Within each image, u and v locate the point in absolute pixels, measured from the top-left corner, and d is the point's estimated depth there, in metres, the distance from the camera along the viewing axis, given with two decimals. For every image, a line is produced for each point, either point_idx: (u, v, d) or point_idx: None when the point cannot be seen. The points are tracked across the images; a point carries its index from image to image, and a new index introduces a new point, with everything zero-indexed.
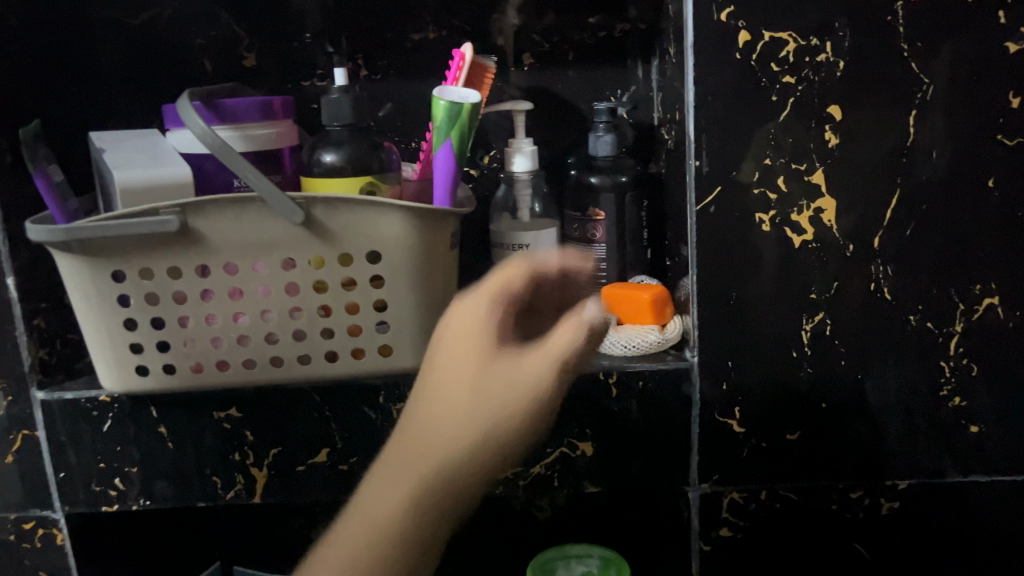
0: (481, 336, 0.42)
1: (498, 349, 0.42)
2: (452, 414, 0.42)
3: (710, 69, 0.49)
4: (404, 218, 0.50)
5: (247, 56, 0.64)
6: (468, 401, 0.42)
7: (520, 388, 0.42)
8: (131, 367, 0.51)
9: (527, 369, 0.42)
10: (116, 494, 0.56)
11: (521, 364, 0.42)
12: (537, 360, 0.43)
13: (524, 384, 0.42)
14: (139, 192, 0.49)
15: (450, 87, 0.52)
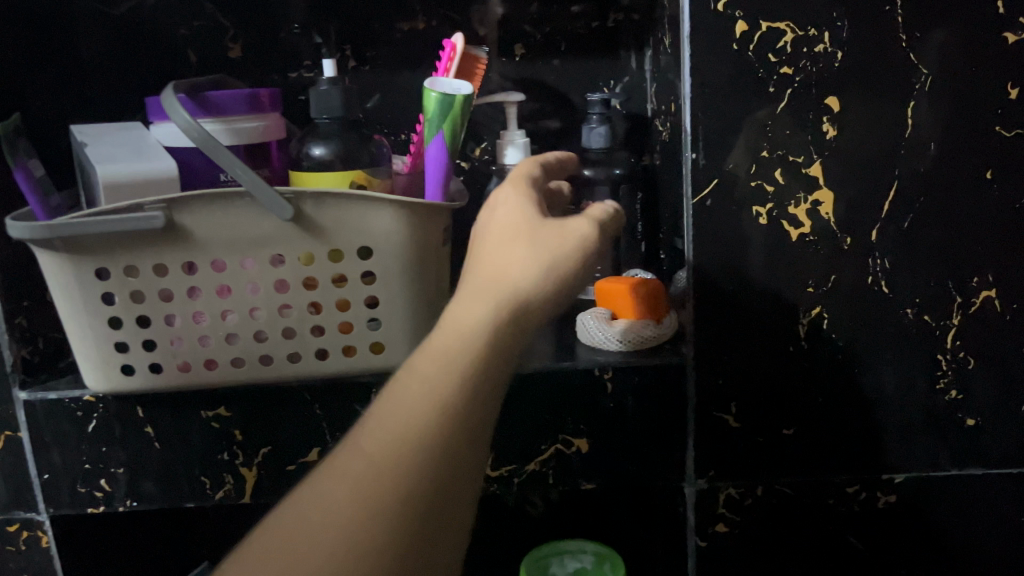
0: (528, 213, 0.40)
1: (541, 217, 0.40)
2: (498, 274, 0.38)
3: (707, 60, 0.49)
4: (396, 214, 0.49)
5: (233, 47, 0.62)
6: (523, 255, 0.38)
7: (572, 239, 0.39)
8: (117, 366, 0.50)
9: (577, 225, 0.39)
10: (102, 496, 0.55)
11: (568, 223, 0.40)
12: (579, 221, 0.40)
13: (572, 246, 0.39)
14: (122, 187, 0.48)
15: (441, 77, 0.50)
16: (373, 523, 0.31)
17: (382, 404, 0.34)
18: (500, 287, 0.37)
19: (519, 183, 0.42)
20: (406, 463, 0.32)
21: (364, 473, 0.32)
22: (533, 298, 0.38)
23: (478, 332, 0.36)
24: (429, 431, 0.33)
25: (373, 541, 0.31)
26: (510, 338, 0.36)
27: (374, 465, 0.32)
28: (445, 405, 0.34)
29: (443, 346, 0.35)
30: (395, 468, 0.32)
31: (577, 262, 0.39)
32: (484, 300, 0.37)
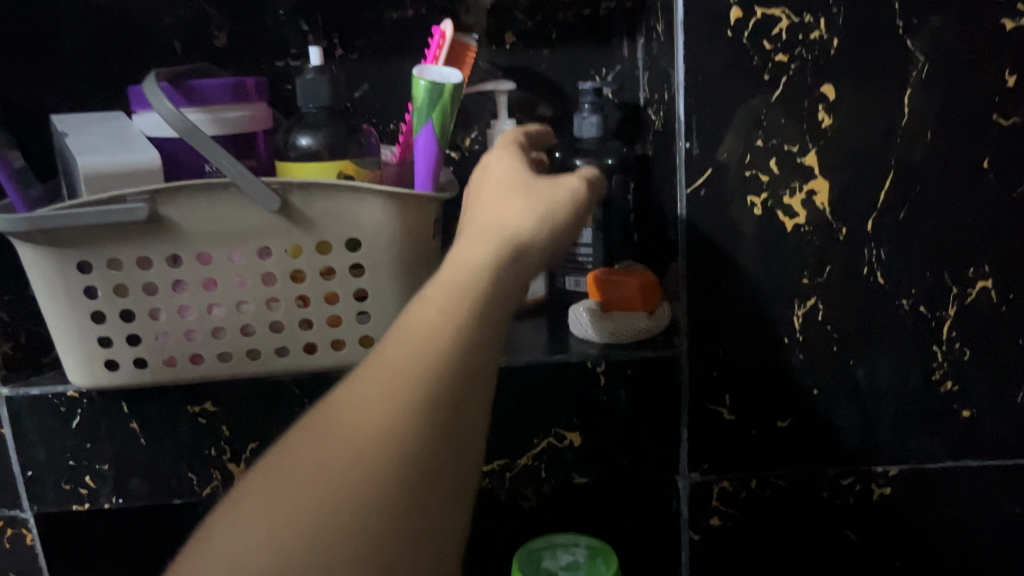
0: (522, 169, 0.42)
1: (533, 172, 0.42)
2: (498, 217, 0.39)
3: (702, 47, 0.48)
4: (386, 205, 0.48)
5: (219, 36, 0.61)
6: (520, 199, 0.40)
7: (564, 190, 0.40)
8: (101, 361, 0.49)
9: (567, 180, 0.41)
10: (87, 493, 0.54)
11: (559, 178, 0.41)
12: (569, 178, 0.42)
13: (564, 196, 0.40)
14: (105, 178, 0.47)
15: (430, 65, 0.49)
16: (374, 467, 0.29)
17: (377, 356, 0.32)
18: (501, 227, 0.38)
19: (511, 146, 0.44)
20: (406, 407, 0.30)
21: (361, 419, 0.30)
22: (535, 236, 0.38)
23: (481, 272, 0.36)
24: (429, 376, 0.31)
25: (378, 477, 0.29)
26: (514, 275, 0.36)
27: (372, 411, 0.30)
28: (446, 348, 0.32)
29: (443, 291, 0.34)
30: (399, 404, 0.30)
31: (573, 208, 0.40)
32: (488, 238, 0.38)
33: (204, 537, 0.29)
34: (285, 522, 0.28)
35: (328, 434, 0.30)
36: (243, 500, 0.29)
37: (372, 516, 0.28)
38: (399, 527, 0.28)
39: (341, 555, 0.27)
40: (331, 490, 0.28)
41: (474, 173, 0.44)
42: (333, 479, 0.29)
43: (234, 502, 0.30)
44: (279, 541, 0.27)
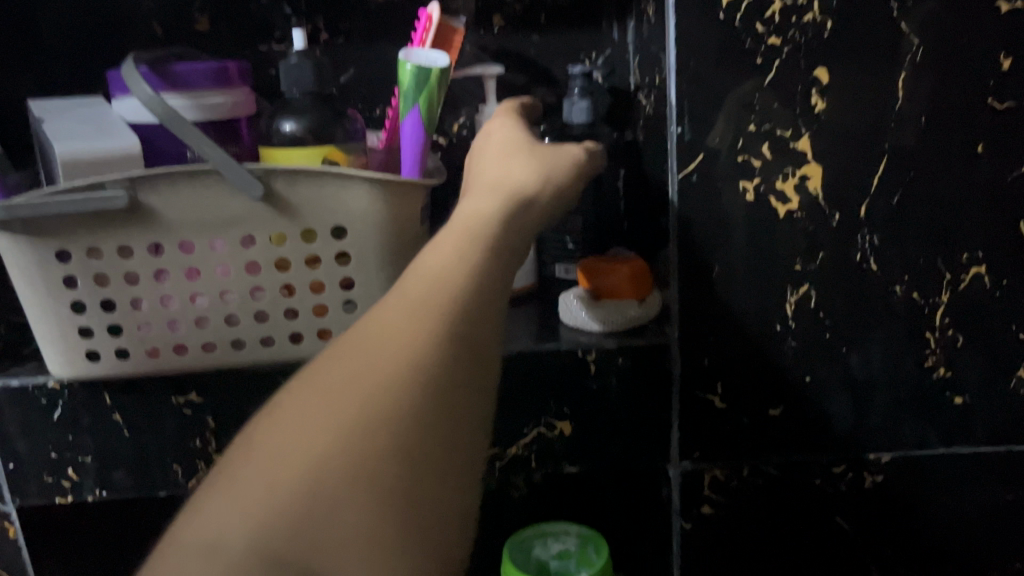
0: (522, 135, 0.45)
1: (534, 140, 0.45)
2: (505, 173, 0.41)
3: (693, 30, 0.47)
4: (372, 192, 0.47)
5: (200, 19, 0.60)
6: (522, 159, 0.42)
7: (567, 155, 0.44)
8: (82, 352, 0.48)
9: (570, 147, 0.45)
10: (70, 485, 0.53)
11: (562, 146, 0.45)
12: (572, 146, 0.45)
13: (567, 160, 0.43)
14: (83, 165, 0.45)
15: (416, 49, 0.48)
16: (405, 385, 0.28)
17: (394, 297, 0.32)
18: (507, 182, 0.41)
19: (511, 117, 0.47)
20: (431, 333, 0.30)
21: (388, 340, 0.30)
22: (539, 190, 0.41)
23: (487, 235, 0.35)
24: (452, 311, 0.31)
25: (405, 386, 0.28)
26: (522, 226, 0.38)
27: (399, 338, 0.30)
28: (466, 288, 0.32)
29: (454, 239, 0.35)
30: (421, 324, 0.30)
31: (572, 173, 0.43)
32: (494, 190, 0.40)
33: (230, 461, 0.28)
34: (319, 440, 0.27)
35: (354, 358, 0.29)
36: (270, 423, 0.28)
37: (399, 425, 0.27)
38: (432, 449, 0.28)
39: (374, 471, 0.26)
40: (360, 402, 0.28)
41: (476, 141, 0.46)
42: (365, 398, 0.28)
43: (260, 425, 0.29)
44: (314, 455, 0.26)
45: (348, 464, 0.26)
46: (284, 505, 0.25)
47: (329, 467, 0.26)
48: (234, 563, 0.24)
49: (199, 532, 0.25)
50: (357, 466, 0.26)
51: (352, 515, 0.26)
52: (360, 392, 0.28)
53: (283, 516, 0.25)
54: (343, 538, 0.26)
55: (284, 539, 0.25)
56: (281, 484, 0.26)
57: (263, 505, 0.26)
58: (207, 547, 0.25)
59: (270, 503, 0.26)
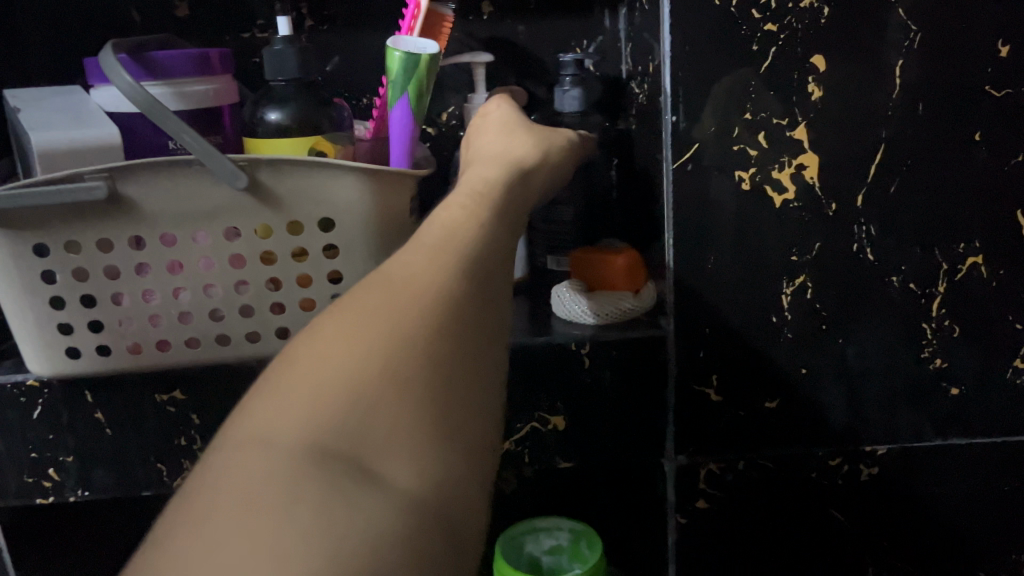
0: (518, 118, 0.47)
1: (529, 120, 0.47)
2: (505, 148, 0.43)
3: (688, 16, 0.46)
4: (360, 183, 0.45)
5: (180, 5, 0.58)
6: (521, 139, 0.44)
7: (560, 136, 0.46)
8: (61, 349, 0.47)
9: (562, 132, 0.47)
10: (51, 486, 0.52)
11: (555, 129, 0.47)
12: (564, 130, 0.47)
13: (560, 141, 0.45)
14: (60, 156, 0.44)
15: (405, 36, 0.47)
16: (430, 317, 0.29)
17: (403, 253, 0.33)
18: (510, 155, 0.42)
19: (506, 100, 0.49)
20: (447, 279, 0.31)
21: (415, 275, 0.31)
22: (538, 165, 0.42)
23: (478, 224, 0.34)
24: (462, 263, 0.32)
25: (440, 311, 0.29)
26: (522, 197, 0.40)
27: (418, 278, 0.31)
28: (470, 252, 0.33)
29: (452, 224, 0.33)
30: (446, 261, 0.32)
31: (565, 152, 0.45)
32: (498, 161, 0.41)
33: (261, 384, 0.28)
34: (363, 347, 0.27)
35: (377, 295, 0.30)
36: (300, 350, 0.28)
37: (437, 342, 0.28)
38: (459, 374, 0.28)
39: (417, 376, 0.27)
40: (396, 322, 0.28)
41: (472, 121, 0.48)
42: (395, 326, 0.28)
43: (289, 353, 0.28)
44: (353, 366, 0.27)
45: (388, 375, 0.27)
46: (331, 406, 0.25)
47: (371, 377, 0.26)
48: (289, 454, 0.24)
49: (244, 436, 0.25)
50: (395, 377, 0.27)
51: (397, 421, 0.26)
52: (387, 320, 0.28)
53: (333, 416, 0.25)
54: (391, 440, 0.25)
55: (336, 436, 0.25)
56: (325, 389, 0.26)
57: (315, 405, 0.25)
58: (258, 443, 0.24)
59: (317, 406, 0.25)
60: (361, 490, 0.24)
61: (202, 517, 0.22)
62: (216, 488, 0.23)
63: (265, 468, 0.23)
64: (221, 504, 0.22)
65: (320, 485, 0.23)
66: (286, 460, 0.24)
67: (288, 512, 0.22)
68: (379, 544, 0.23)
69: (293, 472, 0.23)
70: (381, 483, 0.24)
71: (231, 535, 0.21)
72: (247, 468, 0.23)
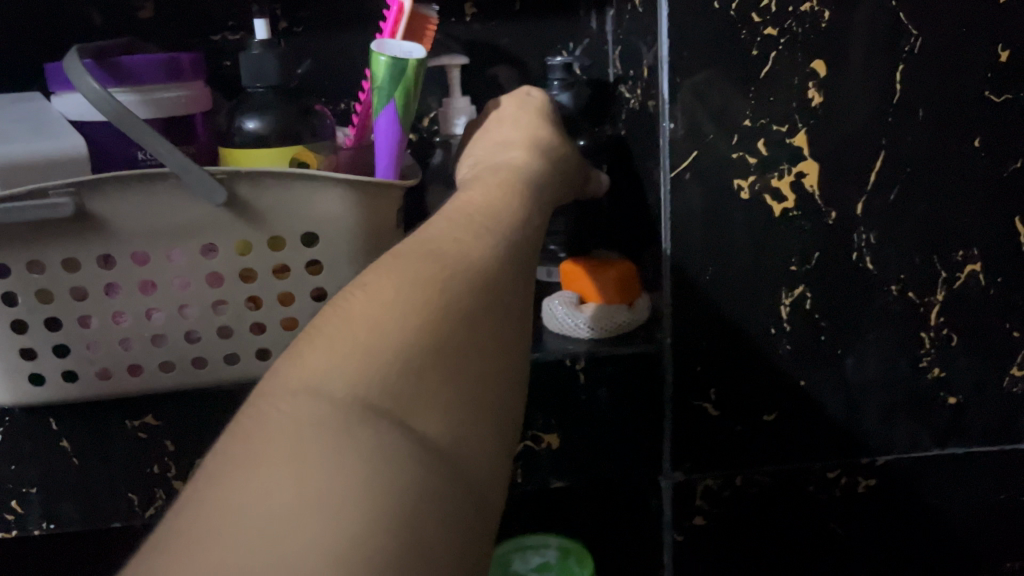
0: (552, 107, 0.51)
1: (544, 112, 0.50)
2: (524, 133, 0.46)
3: (687, 20, 0.44)
4: (345, 195, 0.43)
5: (144, 6, 0.55)
6: (545, 128, 0.48)
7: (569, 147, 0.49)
8: (24, 376, 0.43)
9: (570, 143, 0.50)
10: (14, 519, 0.48)
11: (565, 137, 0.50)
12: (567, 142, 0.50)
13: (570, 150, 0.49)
14: (20, 169, 0.41)
15: (389, 41, 0.45)
16: (473, 291, 0.29)
17: (446, 222, 0.33)
18: (540, 141, 0.46)
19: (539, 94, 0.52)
20: (488, 260, 0.31)
21: (451, 246, 0.31)
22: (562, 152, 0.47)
23: (486, 244, 0.32)
24: (492, 243, 0.32)
25: (475, 284, 0.29)
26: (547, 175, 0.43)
27: (464, 250, 0.31)
28: (495, 249, 0.32)
29: (458, 241, 0.31)
30: (482, 239, 0.32)
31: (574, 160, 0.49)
32: (531, 146, 0.45)
33: (308, 330, 0.27)
34: (408, 305, 0.27)
35: (419, 258, 0.30)
36: (350, 298, 0.28)
37: (472, 313, 0.28)
38: (495, 356, 0.29)
39: (455, 345, 0.27)
40: (437, 285, 0.28)
41: (512, 96, 0.52)
42: (433, 288, 0.28)
43: (338, 301, 0.28)
44: (407, 326, 0.26)
45: (437, 340, 0.26)
46: (383, 364, 0.25)
47: (421, 341, 0.26)
48: (341, 406, 0.23)
49: (293, 383, 0.24)
50: (443, 346, 0.27)
51: (441, 388, 0.26)
52: (434, 283, 0.28)
53: (382, 374, 0.25)
54: (434, 407, 0.25)
55: (382, 393, 0.24)
56: (371, 345, 0.25)
57: (364, 358, 0.25)
58: (308, 391, 0.24)
59: (370, 360, 0.25)
60: (410, 447, 0.23)
61: (252, 458, 0.21)
62: (265, 431, 0.22)
63: (317, 416, 0.23)
64: (272, 446, 0.22)
65: (372, 437, 0.23)
66: (337, 411, 0.23)
67: (341, 459, 0.22)
68: (425, 500, 0.22)
69: (344, 421, 0.23)
70: (427, 443, 0.24)
71: (281, 477, 0.21)
72: (297, 416, 0.23)
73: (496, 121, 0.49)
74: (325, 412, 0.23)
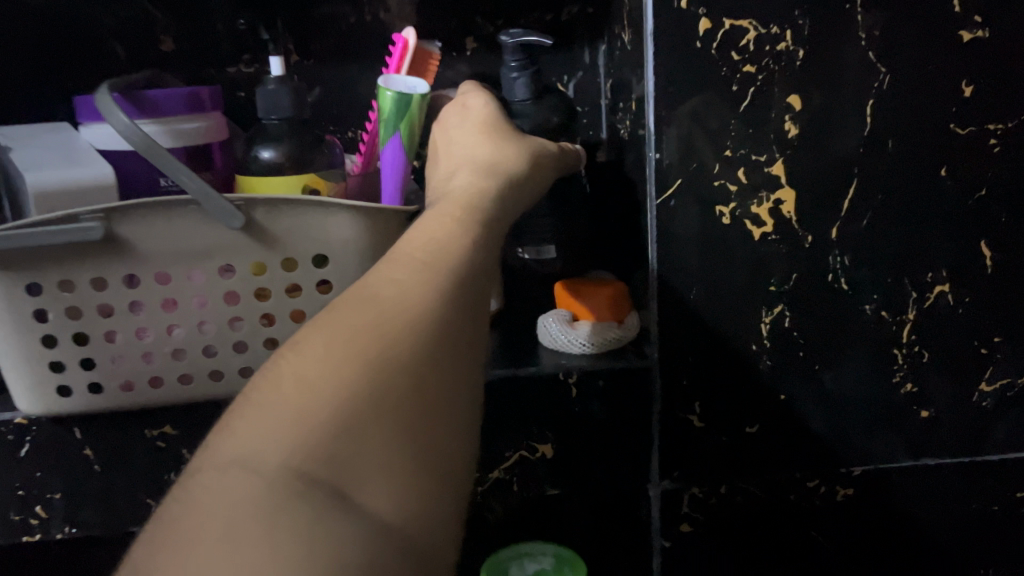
0: (499, 114, 0.50)
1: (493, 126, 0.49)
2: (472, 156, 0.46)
3: (671, 58, 0.48)
4: (355, 220, 0.46)
5: (164, 40, 0.58)
6: (497, 147, 0.47)
7: (520, 154, 0.47)
8: (52, 387, 0.47)
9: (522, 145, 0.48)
10: (37, 523, 0.51)
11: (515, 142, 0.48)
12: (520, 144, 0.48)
13: (521, 157, 0.47)
14: (54, 196, 0.44)
15: (393, 76, 0.48)
16: (412, 340, 0.30)
17: (385, 268, 0.35)
18: (498, 164, 0.46)
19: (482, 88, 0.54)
20: (435, 299, 0.32)
21: (391, 294, 0.32)
22: (526, 175, 0.46)
23: (428, 284, 0.33)
24: (448, 278, 0.34)
25: (418, 330, 0.31)
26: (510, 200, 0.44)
27: (403, 300, 0.32)
28: (445, 286, 0.33)
29: (408, 281, 0.33)
30: (427, 279, 0.33)
31: (527, 166, 0.47)
32: (484, 169, 0.45)
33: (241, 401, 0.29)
34: (346, 365, 0.28)
35: (360, 312, 0.31)
36: (285, 362, 0.29)
37: (416, 360, 0.30)
38: (441, 402, 0.30)
39: (396, 398, 0.28)
40: (378, 340, 0.30)
41: (453, 108, 0.51)
42: (372, 344, 0.29)
43: (272, 367, 0.30)
44: (340, 387, 0.28)
45: (373, 397, 0.28)
46: (316, 428, 0.26)
47: (356, 399, 0.27)
48: (276, 478, 0.25)
49: (224, 459, 0.26)
50: (381, 403, 0.28)
51: (381, 446, 0.27)
52: (375, 336, 0.30)
53: (320, 441, 0.26)
54: (376, 468, 0.27)
55: (320, 462, 0.26)
56: (307, 412, 0.27)
57: (301, 425, 0.26)
58: (242, 467, 0.25)
59: (305, 425, 0.26)
60: (344, 516, 0.25)
61: (187, 546, 0.23)
62: (202, 512, 0.24)
63: (251, 493, 0.24)
64: (205, 530, 0.23)
65: (308, 511, 0.24)
66: (267, 485, 0.25)
67: (275, 539, 0.23)
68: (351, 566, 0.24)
69: (274, 500, 0.24)
70: (363, 512, 0.25)
71: (217, 561, 0.22)
72: (230, 494, 0.24)
73: (446, 143, 0.50)
74: (260, 489, 0.24)
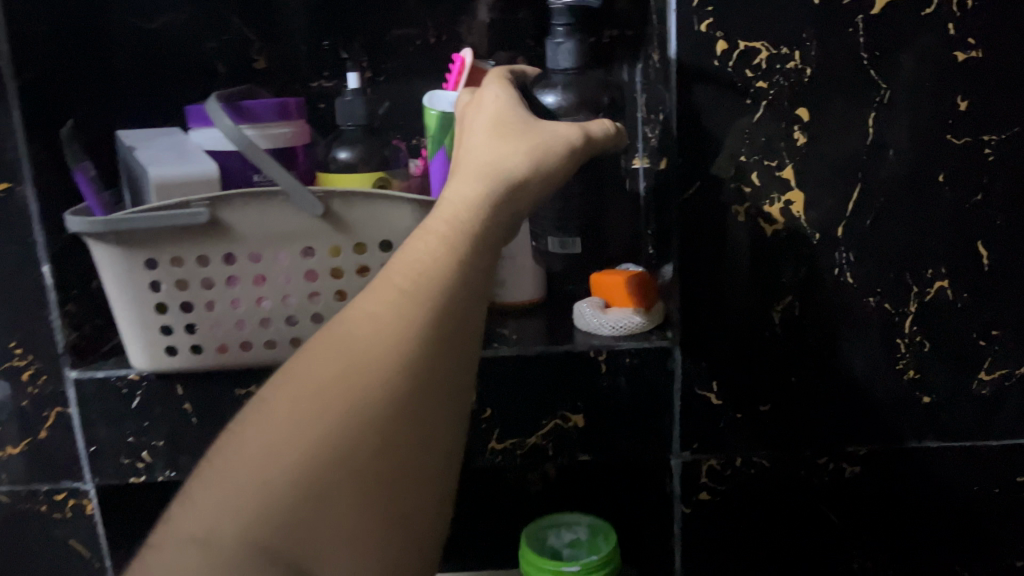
0: (507, 109, 0.48)
1: (499, 124, 0.47)
2: (472, 162, 0.45)
3: (691, 75, 0.55)
4: (415, 212, 0.54)
5: (258, 58, 0.68)
6: (497, 147, 0.45)
7: (518, 155, 0.45)
8: (162, 347, 0.56)
9: (524, 144, 0.45)
10: (143, 466, 0.60)
11: (518, 141, 0.46)
12: (525, 141, 0.46)
13: (521, 158, 0.45)
14: (170, 187, 0.53)
15: (442, 96, 0.57)
16: (372, 397, 0.35)
17: (370, 294, 0.39)
18: (494, 169, 0.44)
19: (498, 77, 0.52)
20: (408, 342, 0.37)
21: (365, 339, 0.37)
22: (529, 179, 0.44)
23: (402, 328, 0.37)
24: (437, 306, 0.38)
25: (381, 385, 0.36)
26: (509, 206, 0.44)
27: (369, 349, 0.36)
28: (420, 328, 0.37)
29: (387, 320, 0.37)
30: (403, 319, 0.37)
31: (526, 165, 0.44)
32: (477, 175, 0.44)
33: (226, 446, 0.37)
34: (306, 434, 0.34)
35: (331, 363, 0.36)
36: (263, 414, 0.36)
37: (372, 419, 0.35)
38: (399, 452, 0.35)
39: (348, 461, 0.34)
40: (338, 402, 0.35)
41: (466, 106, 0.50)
42: (331, 409, 0.35)
43: (255, 412, 0.36)
44: (295, 457, 0.34)
45: (322, 463, 0.34)
46: (275, 499, 0.33)
47: (309, 468, 0.34)
48: (234, 551, 0.33)
49: (207, 515, 0.34)
50: (331, 470, 0.34)
51: (329, 511, 0.34)
52: (337, 397, 0.35)
53: (275, 511, 0.33)
54: (325, 530, 0.34)
55: (274, 531, 0.33)
56: (266, 481, 0.34)
57: (261, 495, 0.34)
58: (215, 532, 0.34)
59: (265, 497, 0.34)
60: None
61: None
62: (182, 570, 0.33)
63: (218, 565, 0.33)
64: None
65: None
66: (229, 555, 0.33)
67: None
68: None
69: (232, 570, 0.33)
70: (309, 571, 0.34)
71: None
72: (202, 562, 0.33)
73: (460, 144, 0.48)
74: (225, 556, 0.33)
